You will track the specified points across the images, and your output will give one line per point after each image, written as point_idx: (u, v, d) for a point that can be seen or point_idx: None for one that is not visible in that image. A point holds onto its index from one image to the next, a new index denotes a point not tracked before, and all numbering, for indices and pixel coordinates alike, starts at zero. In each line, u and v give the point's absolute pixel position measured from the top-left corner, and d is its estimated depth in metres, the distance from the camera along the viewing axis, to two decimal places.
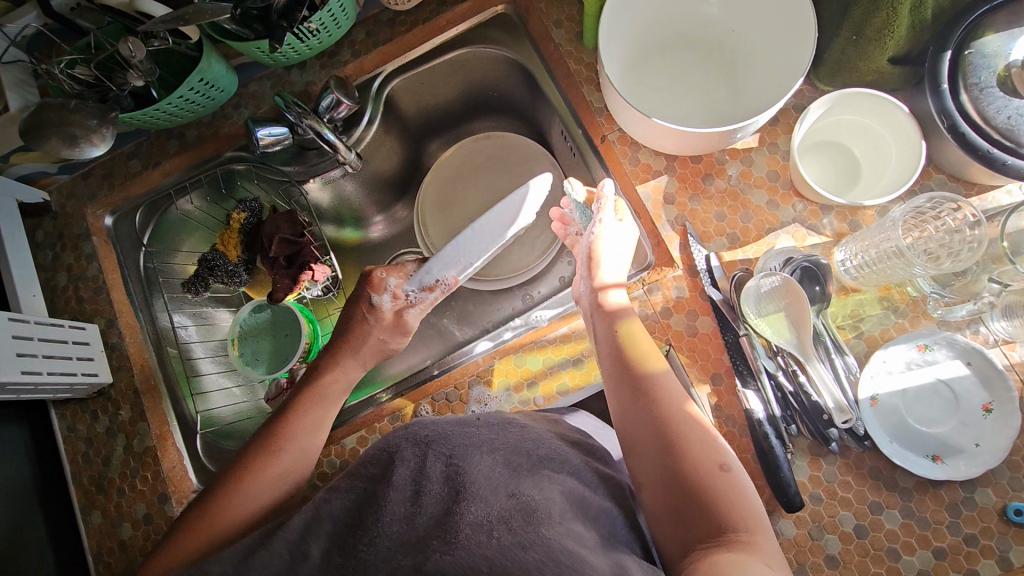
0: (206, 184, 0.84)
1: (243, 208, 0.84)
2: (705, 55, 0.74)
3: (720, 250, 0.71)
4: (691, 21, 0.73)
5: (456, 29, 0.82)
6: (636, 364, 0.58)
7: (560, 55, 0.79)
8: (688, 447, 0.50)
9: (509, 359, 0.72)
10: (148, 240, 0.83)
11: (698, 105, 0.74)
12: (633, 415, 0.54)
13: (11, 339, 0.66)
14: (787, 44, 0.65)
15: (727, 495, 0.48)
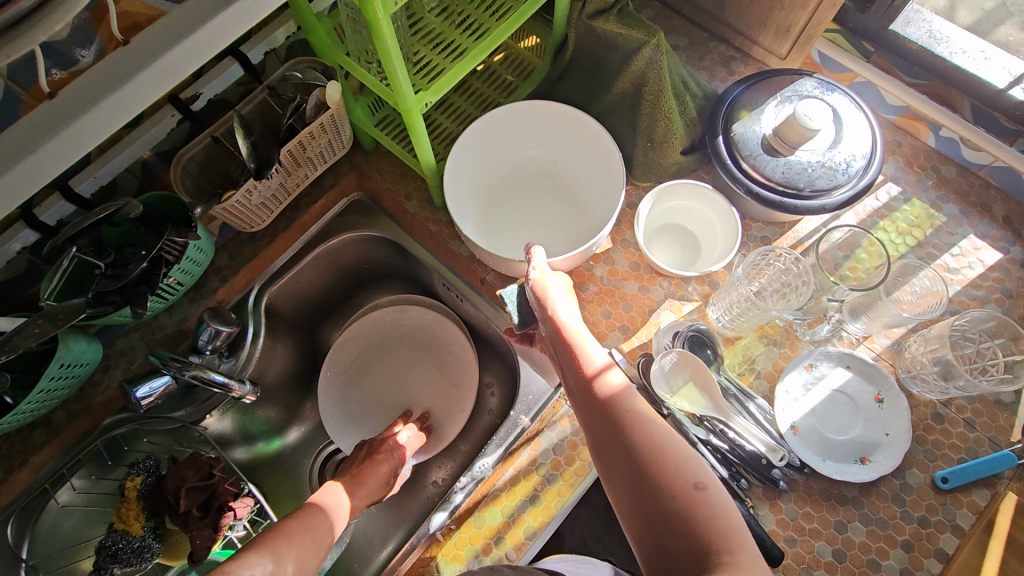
0: (86, 462, 0.75)
1: (137, 472, 0.77)
2: (543, 188, 0.85)
3: (618, 343, 0.78)
4: (521, 169, 0.84)
5: (314, 226, 0.87)
6: (602, 406, 0.55)
7: (419, 221, 0.86)
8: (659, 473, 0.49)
9: (468, 524, 0.70)
10: (28, 552, 0.71)
11: (554, 235, 0.82)
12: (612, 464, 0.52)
13: None
14: (603, 167, 0.78)
15: (703, 514, 0.47)
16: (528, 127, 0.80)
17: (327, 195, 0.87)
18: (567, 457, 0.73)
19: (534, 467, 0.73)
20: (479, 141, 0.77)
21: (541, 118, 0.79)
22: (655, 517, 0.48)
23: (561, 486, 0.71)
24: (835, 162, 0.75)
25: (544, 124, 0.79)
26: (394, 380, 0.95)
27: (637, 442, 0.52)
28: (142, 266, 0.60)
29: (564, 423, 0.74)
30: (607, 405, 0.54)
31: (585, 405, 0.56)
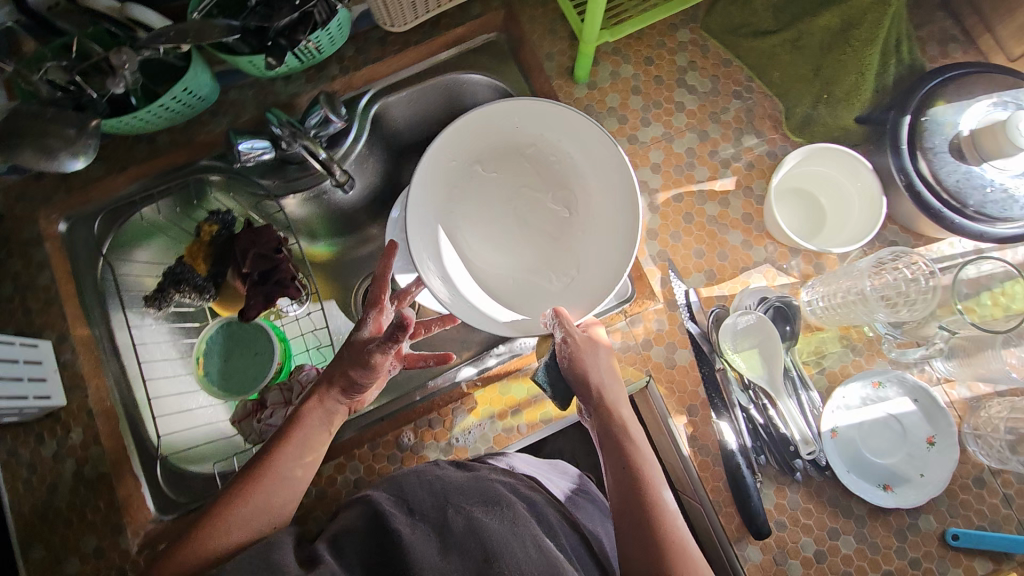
0: (175, 193, 0.80)
1: (215, 221, 0.81)
2: (532, 165, 0.78)
3: (698, 285, 0.75)
4: (515, 177, 0.79)
5: (445, 53, 0.83)
6: (633, 468, 0.58)
7: (551, 87, 0.81)
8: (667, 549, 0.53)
9: (493, 387, 0.73)
10: (107, 249, 0.78)
11: (551, 261, 0.76)
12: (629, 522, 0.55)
13: None
14: (611, 203, 0.72)
15: None
16: (514, 125, 0.75)
17: (470, 25, 0.82)
18: None
19: None
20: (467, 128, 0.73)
21: (513, 115, 0.73)
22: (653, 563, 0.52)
23: None
24: (1019, 192, 0.66)
25: (574, 133, 0.72)
26: None
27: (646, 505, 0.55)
28: (290, 17, 0.58)
29: (615, 337, 0.74)
30: (635, 473, 0.58)
31: (614, 460, 0.59)
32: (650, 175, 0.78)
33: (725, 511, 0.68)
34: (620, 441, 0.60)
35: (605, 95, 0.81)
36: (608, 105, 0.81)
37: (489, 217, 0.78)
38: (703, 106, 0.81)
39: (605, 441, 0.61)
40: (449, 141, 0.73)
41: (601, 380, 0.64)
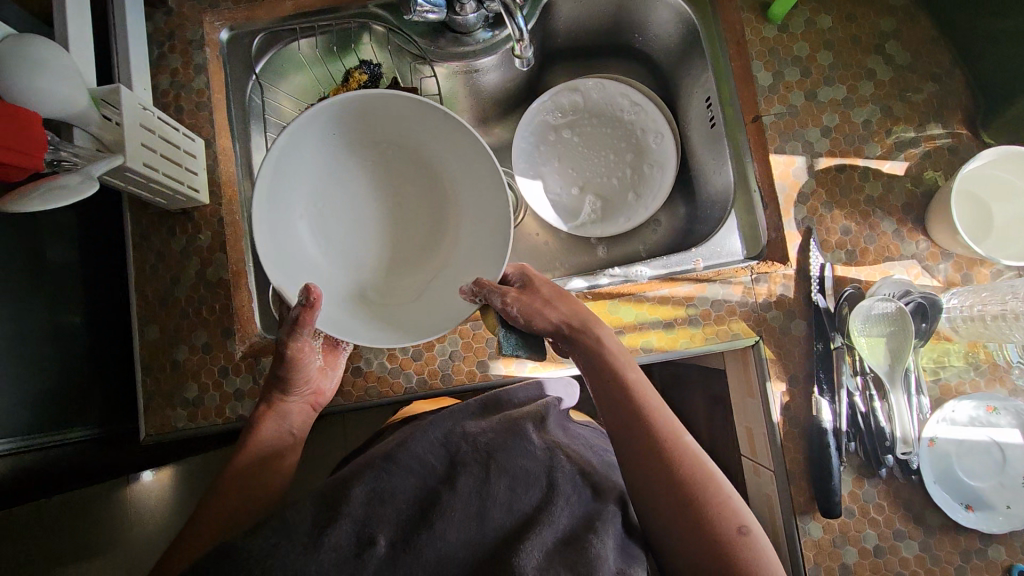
0: (330, 33, 0.81)
1: (364, 70, 0.84)
2: (404, 157, 0.68)
3: (835, 262, 0.72)
4: (372, 172, 0.69)
5: None
6: (644, 421, 0.54)
7: (738, 20, 0.77)
8: (700, 503, 0.51)
9: (603, 303, 0.73)
10: (260, 70, 0.80)
11: (395, 283, 0.69)
12: (652, 482, 0.52)
13: (139, 108, 0.60)
14: (483, 185, 0.65)
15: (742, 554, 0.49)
16: (394, 127, 0.65)
17: None
18: (717, 316, 0.72)
19: (685, 304, 0.72)
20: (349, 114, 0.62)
21: (416, 118, 0.63)
22: (689, 518, 0.50)
23: (696, 332, 0.72)
24: None
25: (421, 128, 0.64)
26: (587, 146, 0.98)
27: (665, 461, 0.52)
28: None
29: (736, 289, 0.72)
30: (646, 422, 0.54)
31: (618, 414, 0.56)
32: (818, 137, 0.74)
33: (797, 482, 0.69)
34: (626, 408, 0.55)
35: (794, 41, 0.76)
36: (795, 53, 0.76)
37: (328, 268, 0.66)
38: (895, 80, 0.75)
39: (609, 411, 0.56)
40: (315, 140, 0.62)
41: (588, 351, 0.59)
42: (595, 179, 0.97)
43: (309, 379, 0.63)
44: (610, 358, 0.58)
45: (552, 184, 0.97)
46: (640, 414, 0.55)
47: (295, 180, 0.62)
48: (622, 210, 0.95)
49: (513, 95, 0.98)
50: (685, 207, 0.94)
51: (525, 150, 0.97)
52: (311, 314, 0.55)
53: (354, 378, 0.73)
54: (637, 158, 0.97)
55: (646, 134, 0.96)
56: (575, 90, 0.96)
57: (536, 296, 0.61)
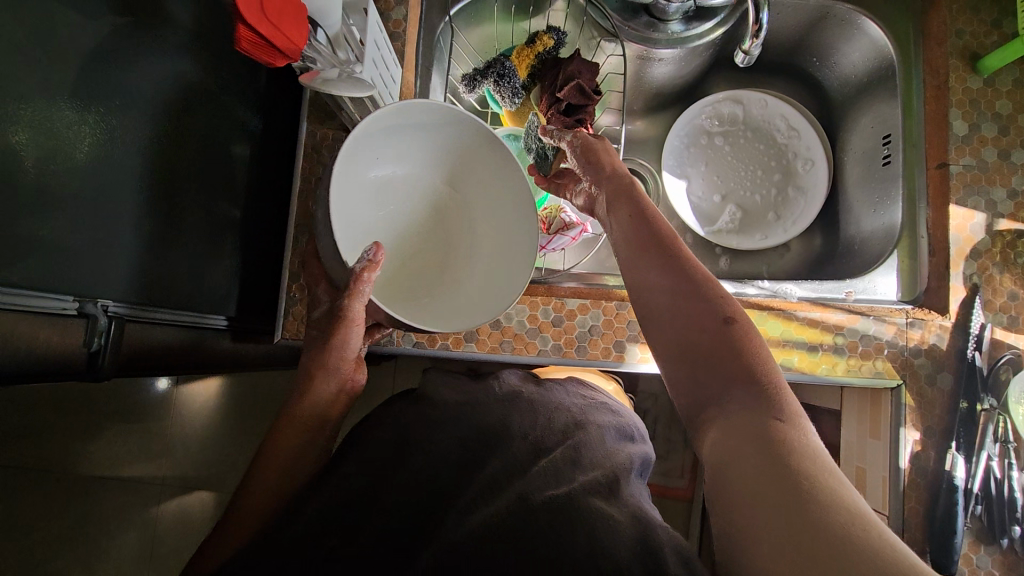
0: None
1: (551, 36, 0.83)
2: (444, 215, 0.70)
3: (997, 324, 0.70)
4: (424, 196, 0.69)
5: None
6: (656, 237, 0.54)
7: (942, 66, 0.77)
8: (697, 311, 0.50)
9: (751, 313, 0.72)
10: (453, 13, 0.82)
11: (399, 281, 0.68)
12: (659, 297, 0.52)
13: (375, 26, 0.61)
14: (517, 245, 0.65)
15: (736, 345, 0.48)
16: (463, 169, 0.67)
17: None
18: (864, 351, 0.71)
19: (833, 332, 0.72)
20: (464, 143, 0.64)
21: (490, 179, 0.66)
22: (686, 323, 0.50)
23: (840, 362, 0.71)
24: None
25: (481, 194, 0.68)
26: (735, 158, 0.97)
27: (672, 268, 0.52)
28: None
29: (889, 329, 0.71)
30: (655, 238, 0.54)
31: (632, 239, 0.56)
32: (1003, 197, 0.73)
33: (911, 531, 0.68)
34: (642, 231, 0.55)
35: (998, 98, 0.75)
36: (996, 110, 0.75)
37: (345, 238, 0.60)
38: None
39: (627, 236, 0.56)
40: (430, 133, 0.63)
41: (618, 193, 0.60)
42: (736, 191, 0.97)
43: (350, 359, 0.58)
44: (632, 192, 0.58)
45: (693, 187, 0.97)
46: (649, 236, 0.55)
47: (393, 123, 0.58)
48: (760, 228, 0.95)
49: (673, 93, 0.98)
50: (823, 239, 0.93)
51: (673, 149, 0.97)
52: (370, 278, 0.53)
53: (491, 329, 0.73)
54: (788, 180, 0.95)
55: (799, 158, 0.95)
56: (739, 101, 0.96)
57: (584, 153, 0.66)
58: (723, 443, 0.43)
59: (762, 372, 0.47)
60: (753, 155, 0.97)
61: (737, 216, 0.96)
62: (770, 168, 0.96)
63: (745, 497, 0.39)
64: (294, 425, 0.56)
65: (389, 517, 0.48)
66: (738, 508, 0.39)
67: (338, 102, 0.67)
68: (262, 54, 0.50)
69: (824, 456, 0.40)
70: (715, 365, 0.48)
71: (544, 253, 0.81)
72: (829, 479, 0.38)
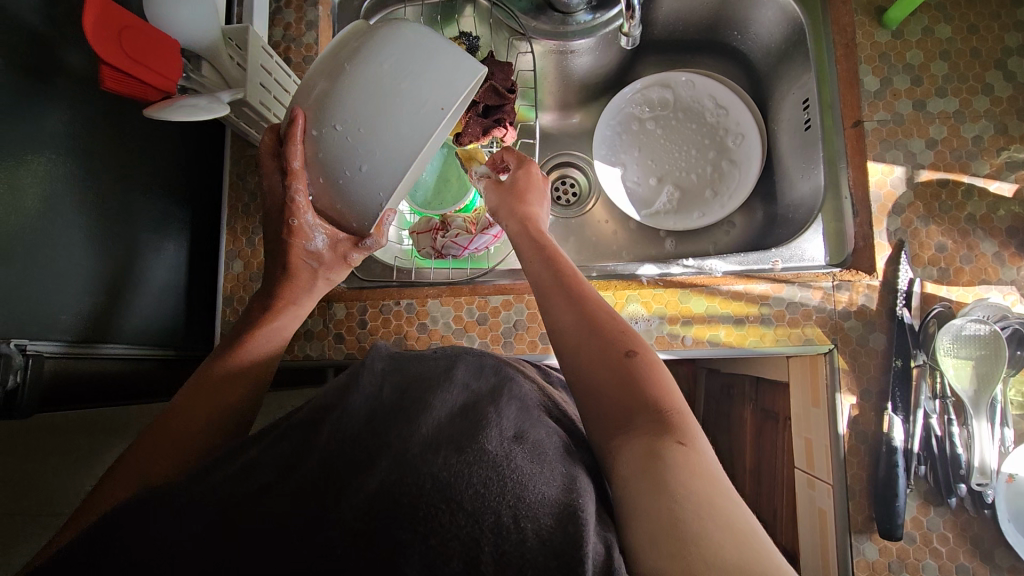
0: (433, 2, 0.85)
1: (464, 42, 0.85)
2: None
3: (926, 278, 0.69)
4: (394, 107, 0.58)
5: None
6: (570, 276, 0.56)
7: (849, 24, 0.76)
8: (606, 339, 0.50)
9: (674, 292, 0.72)
10: None
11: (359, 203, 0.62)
12: (567, 333, 0.51)
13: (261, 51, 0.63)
14: None
15: (641, 375, 0.47)
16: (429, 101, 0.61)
17: None
18: (792, 319, 0.70)
19: (759, 303, 0.71)
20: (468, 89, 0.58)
21: None
22: (592, 355, 0.49)
23: (768, 332, 0.70)
24: None
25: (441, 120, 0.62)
26: (669, 141, 0.97)
27: (582, 301, 0.53)
28: None
29: (816, 294, 0.70)
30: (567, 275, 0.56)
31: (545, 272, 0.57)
32: (922, 148, 0.71)
33: (856, 499, 0.66)
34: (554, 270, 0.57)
35: (908, 49, 0.74)
36: (907, 61, 0.74)
37: (370, 111, 0.49)
38: (1013, 99, 0.72)
39: (536, 268, 0.58)
40: None
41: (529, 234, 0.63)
42: (673, 173, 0.96)
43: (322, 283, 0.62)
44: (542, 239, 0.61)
45: (628, 172, 0.97)
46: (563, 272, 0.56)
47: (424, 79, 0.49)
48: (698, 206, 0.94)
49: (600, 83, 0.98)
50: (763, 211, 0.92)
51: (605, 138, 0.97)
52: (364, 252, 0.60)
53: (419, 334, 0.74)
54: (724, 157, 0.95)
55: (734, 135, 0.94)
56: (667, 85, 0.96)
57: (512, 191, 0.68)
58: (626, 452, 0.42)
59: (665, 398, 0.46)
60: (689, 136, 0.97)
61: (676, 198, 0.95)
62: (705, 147, 0.96)
63: (648, 504, 0.37)
64: (219, 389, 0.52)
65: (268, 502, 0.33)
66: (635, 510, 0.37)
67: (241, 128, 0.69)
68: (121, 88, 0.51)
69: (722, 481, 0.40)
70: (625, 384, 0.46)
71: (471, 253, 0.82)
72: (730, 507, 0.37)
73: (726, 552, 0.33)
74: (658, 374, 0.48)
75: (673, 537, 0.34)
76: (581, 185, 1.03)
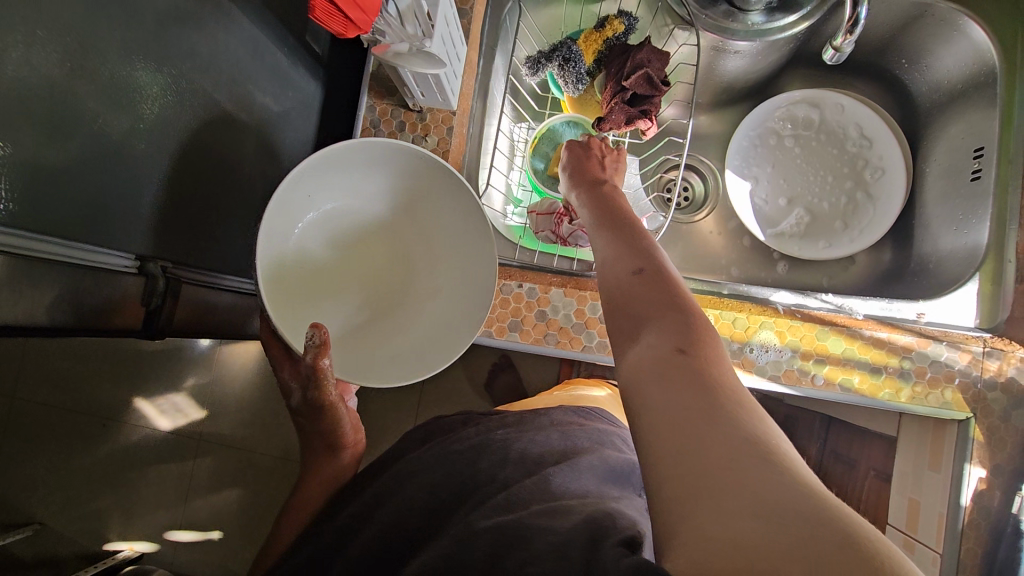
0: None
1: (623, 21, 0.80)
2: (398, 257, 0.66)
3: None
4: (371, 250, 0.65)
5: (956, 7, 0.74)
6: (619, 224, 0.55)
7: None
8: (628, 264, 0.48)
9: (813, 327, 0.69)
10: None
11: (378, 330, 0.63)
12: (607, 266, 0.50)
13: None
14: (464, 284, 0.65)
15: (656, 287, 0.45)
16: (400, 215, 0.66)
17: None
18: (933, 378, 0.66)
19: (900, 355, 0.67)
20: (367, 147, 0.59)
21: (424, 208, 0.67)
22: (617, 290, 0.47)
23: (905, 388, 0.66)
24: None
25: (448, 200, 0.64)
26: (804, 162, 0.92)
27: (633, 235, 0.53)
28: None
29: (963, 357, 0.66)
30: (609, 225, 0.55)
31: (608, 223, 0.56)
32: None
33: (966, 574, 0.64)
34: (613, 222, 0.56)
35: None
36: None
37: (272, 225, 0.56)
38: None
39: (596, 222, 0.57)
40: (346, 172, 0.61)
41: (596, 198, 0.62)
42: (803, 196, 0.92)
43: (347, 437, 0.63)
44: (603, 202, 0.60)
45: (755, 187, 0.92)
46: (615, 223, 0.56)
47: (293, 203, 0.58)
48: (823, 236, 0.90)
49: (743, 90, 0.93)
50: (891, 255, 0.88)
51: (739, 147, 0.92)
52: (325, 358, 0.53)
53: (537, 321, 0.72)
54: (862, 190, 0.89)
55: (876, 168, 0.89)
56: (816, 104, 0.90)
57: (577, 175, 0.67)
58: (631, 362, 0.40)
59: (683, 306, 0.43)
60: (826, 161, 0.92)
61: (802, 223, 0.91)
62: (842, 175, 0.91)
63: (654, 412, 0.34)
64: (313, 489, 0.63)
65: None
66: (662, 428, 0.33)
67: (401, 77, 0.65)
68: (330, 21, 0.48)
69: (735, 384, 0.36)
70: (638, 300, 0.45)
71: (595, 247, 0.78)
72: (749, 418, 0.32)
73: (729, 458, 0.29)
74: (677, 290, 0.45)
75: (678, 460, 0.31)
76: (696, 190, 0.98)
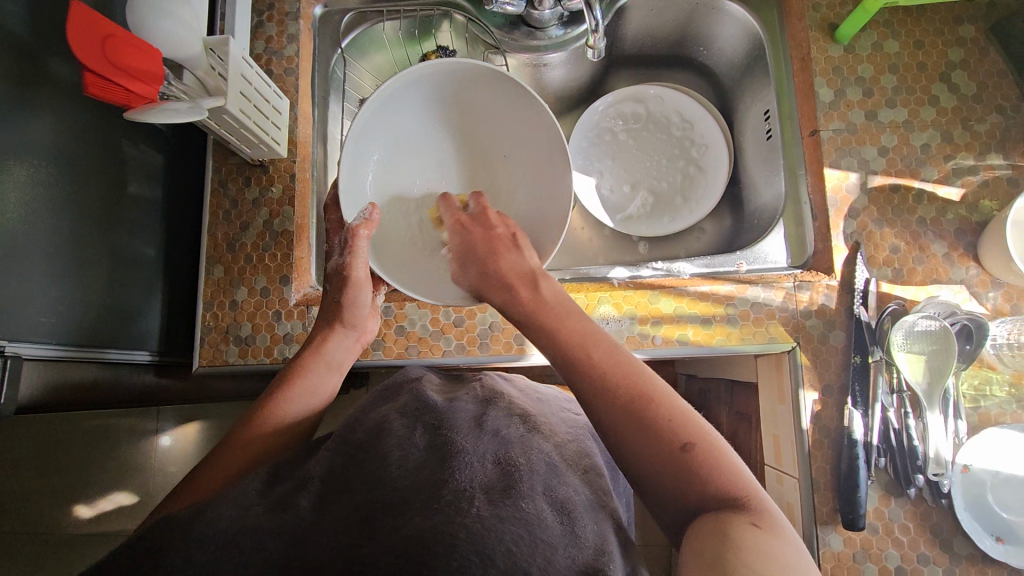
0: (409, 18, 0.87)
1: (441, 56, 0.90)
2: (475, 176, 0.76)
3: (881, 278, 0.72)
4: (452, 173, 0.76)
5: None
6: (584, 344, 0.50)
7: (806, 39, 0.80)
8: (632, 394, 0.46)
9: (644, 293, 0.74)
10: (345, 45, 0.87)
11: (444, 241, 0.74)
12: (605, 409, 0.46)
13: (239, 61, 0.65)
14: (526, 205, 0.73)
15: (702, 463, 0.43)
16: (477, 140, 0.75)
17: None
18: (756, 318, 0.73)
19: (725, 303, 0.73)
20: (448, 81, 0.70)
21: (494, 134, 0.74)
22: (629, 431, 0.45)
23: (734, 331, 0.73)
24: None
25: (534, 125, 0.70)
26: (641, 150, 1.01)
27: (608, 362, 0.48)
28: None
29: (778, 294, 0.73)
30: (580, 346, 0.50)
31: (569, 356, 0.50)
32: (874, 156, 0.75)
33: (822, 492, 0.68)
34: (575, 347, 0.50)
35: (859, 63, 0.78)
36: (858, 74, 0.78)
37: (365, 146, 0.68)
38: (958, 109, 0.76)
39: (561, 358, 0.51)
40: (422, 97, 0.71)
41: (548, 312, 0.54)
42: (647, 180, 1.00)
43: (364, 315, 0.68)
44: (558, 307, 0.55)
45: (601, 181, 1.00)
46: (580, 340, 0.51)
47: (424, 102, 0.71)
48: (668, 212, 0.98)
49: (574, 96, 1.02)
50: (731, 216, 0.96)
51: (580, 149, 1.00)
52: (366, 231, 0.64)
53: (396, 336, 0.76)
54: (694, 166, 0.98)
55: (700, 145, 0.98)
56: (639, 99, 0.99)
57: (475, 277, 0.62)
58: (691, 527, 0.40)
59: (699, 446, 0.44)
60: (659, 146, 1.00)
61: (650, 204, 0.99)
62: (675, 156, 0.99)
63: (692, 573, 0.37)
64: (245, 446, 0.55)
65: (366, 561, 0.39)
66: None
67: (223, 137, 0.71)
68: (111, 95, 0.53)
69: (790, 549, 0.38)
70: (669, 475, 0.43)
71: None
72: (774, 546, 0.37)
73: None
74: (692, 430, 0.44)
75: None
76: None
